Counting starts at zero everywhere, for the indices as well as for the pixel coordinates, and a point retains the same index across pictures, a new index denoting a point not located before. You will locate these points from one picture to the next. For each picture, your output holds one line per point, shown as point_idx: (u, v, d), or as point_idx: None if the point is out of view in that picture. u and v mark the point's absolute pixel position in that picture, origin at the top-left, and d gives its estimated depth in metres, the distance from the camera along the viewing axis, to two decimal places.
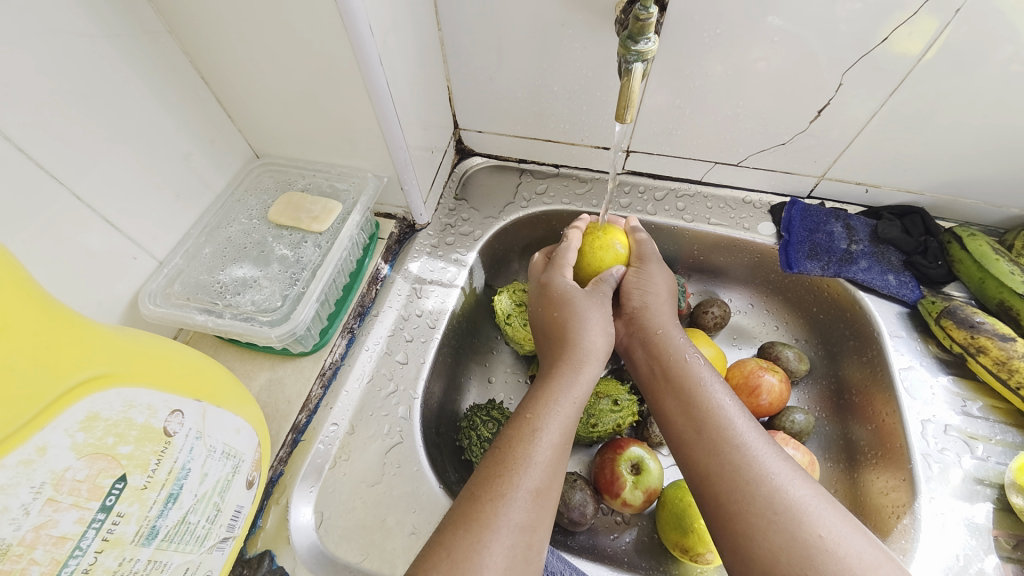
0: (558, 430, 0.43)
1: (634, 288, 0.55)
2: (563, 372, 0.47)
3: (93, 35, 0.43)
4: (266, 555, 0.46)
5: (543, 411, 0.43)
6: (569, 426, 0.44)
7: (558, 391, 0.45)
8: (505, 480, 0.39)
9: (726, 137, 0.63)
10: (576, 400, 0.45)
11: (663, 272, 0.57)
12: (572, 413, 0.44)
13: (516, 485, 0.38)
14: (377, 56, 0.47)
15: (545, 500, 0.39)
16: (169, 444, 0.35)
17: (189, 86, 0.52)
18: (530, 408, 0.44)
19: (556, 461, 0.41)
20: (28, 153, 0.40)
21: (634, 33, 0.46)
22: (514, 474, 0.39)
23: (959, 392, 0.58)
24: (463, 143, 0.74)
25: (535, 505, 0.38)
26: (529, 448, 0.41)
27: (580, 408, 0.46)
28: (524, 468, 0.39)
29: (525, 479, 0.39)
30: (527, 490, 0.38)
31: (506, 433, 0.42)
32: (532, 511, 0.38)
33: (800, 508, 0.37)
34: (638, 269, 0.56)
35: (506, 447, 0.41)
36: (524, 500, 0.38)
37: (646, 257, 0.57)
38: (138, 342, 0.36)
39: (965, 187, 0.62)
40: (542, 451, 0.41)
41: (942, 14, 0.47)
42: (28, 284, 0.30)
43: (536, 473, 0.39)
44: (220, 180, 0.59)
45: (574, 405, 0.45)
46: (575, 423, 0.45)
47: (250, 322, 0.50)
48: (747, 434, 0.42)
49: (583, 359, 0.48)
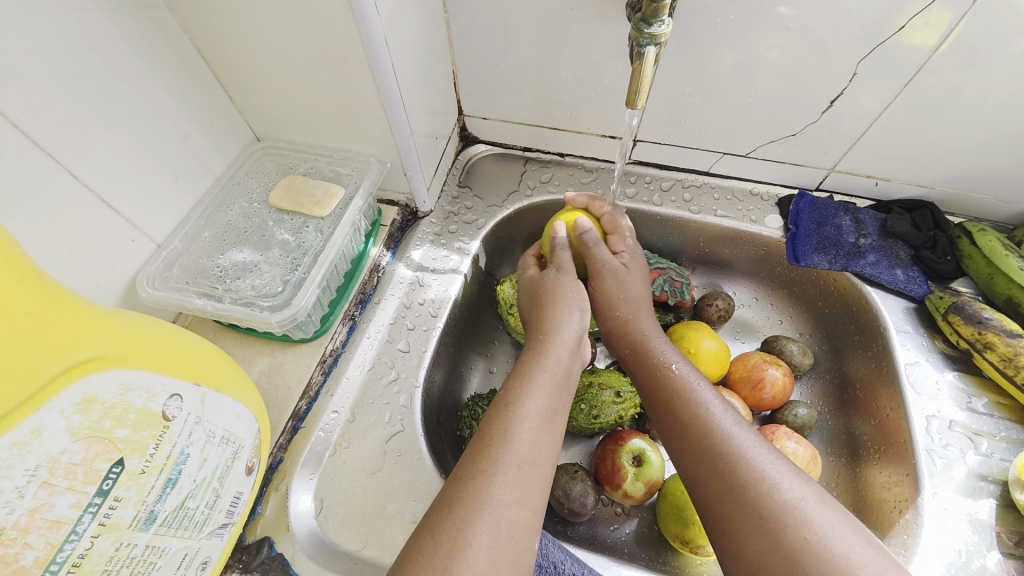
0: (537, 404, 0.42)
1: (598, 310, 0.56)
2: (535, 349, 0.47)
3: (89, 10, 0.41)
4: (265, 541, 0.46)
5: (522, 387, 0.43)
6: (549, 399, 0.43)
7: (533, 366, 0.45)
8: (487, 457, 0.38)
9: (736, 127, 0.62)
10: (552, 372, 0.45)
11: (622, 284, 0.54)
12: (550, 386, 0.44)
13: (497, 460, 0.38)
14: (382, 36, 0.46)
15: (530, 473, 0.38)
16: (168, 429, 0.35)
17: (188, 65, 0.51)
18: (509, 385, 0.44)
19: (539, 435, 0.40)
20: (25, 131, 0.39)
21: (647, 15, 0.44)
22: (495, 451, 0.38)
23: (964, 388, 0.58)
24: (467, 130, 0.73)
25: (519, 479, 0.37)
26: (509, 423, 0.40)
27: (557, 378, 0.45)
28: (504, 443, 0.39)
29: (507, 455, 0.38)
30: (510, 465, 0.38)
31: (487, 412, 0.42)
32: (515, 486, 0.37)
33: (787, 509, 0.36)
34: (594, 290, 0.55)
35: (486, 427, 0.40)
36: (507, 475, 0.37)
37: (598, 274, 0.54)
38: (136, 324, 0.36)
39: (976, 182, 0.62)
40: (523, 425, 0.40)
41: (957, 6, 0.46)
42: (22, 262, 0.29)
43: (516, 447, 0.39)
44: (219, 163, 0.58)
45: (549, 376, 0.44)
46: (557, 395, 0.44)
47: (250, 307, 0.49)
48: (735, 433, 0.41)
49: (553, 331, 0.48)
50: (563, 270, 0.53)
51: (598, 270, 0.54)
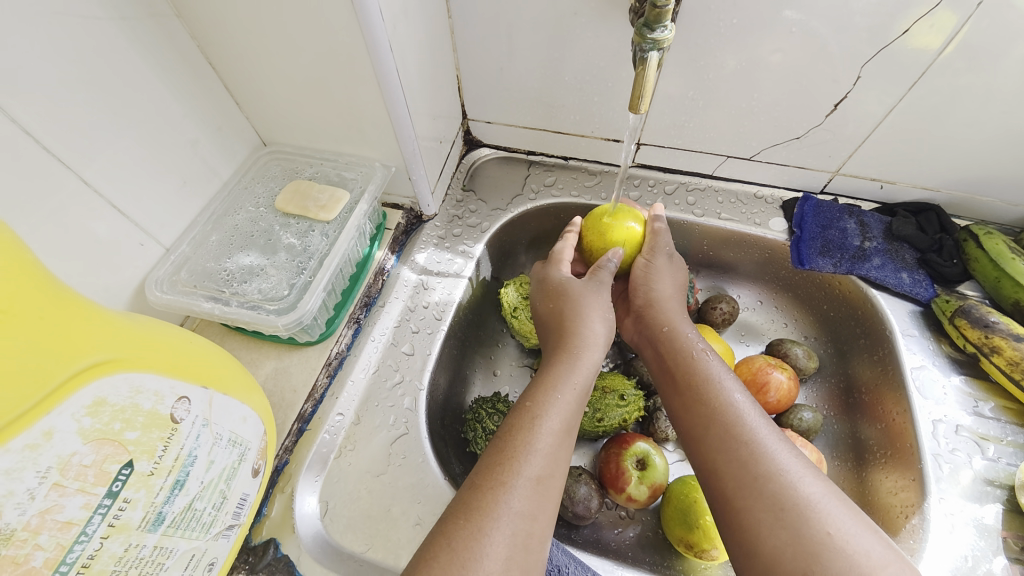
0: (560, 419, 0.42)
1: (641, 281, 0.56)
2: (568, 361, 0.46)
3: (99, 18, 0.42)
4: (271, 543, 0.46)
5: (546, 400, 0.43)
6: (571, 415, 0.43)
7: (560, 379, 0.45)
8: (507, 468, 0.38)
9: (739, 131, 0.62)
10: (579, 388, 0.45)
11: (673, 269, 0.57)
12: (574, 402, 0.44)
13: (517, 473, 0.38)
14: (387, 42, 0.46)
15: (547, 488, 0.39)
16: (176, 431, 0.35)
17: (196, 71, 0.52)
18: (531, 396, 0.44)
19: (558, 450, 0.41)
20: (36, 137, 0.40)
21: (650, 20, 0.45)
22: (515, 462, 0.39)
23: (970, 392, 0.57)
24: (471, 134, 0.74)
25: (537, 493, 0.38)
26: (530, 436, 0.40)
27: (582, 396, 0.45)
28: (525, 456, 0.39)
29: (527, 468, 0.38)
30: (529, 477, 0.38)
31: (507, 423, 0.42)
32: (532, 500, 0.37)
33: (808, 505, 0.36)
34: (647, 261, 0.57)
35: (508, 437, 0.41)
36: (525, 488, 0.37)
37: (656, 250, 0.57)
38: (145, 327, 0.36)
39: (982, 185, 0.61)
40: (544, 440, 0.40)
41: (962, 8, 0.46)
42: (32, 267, 0.30)
43: (537, 460, 0.39)
44: (226, 167, 0.58)
45: (576, 393, 0.45)
46: (578, 412, 0.44)
47: (257, 310, 0.50)
48: (758, 428, 0.41)
49: (585, 347, 0.48)
50: (603, 287, 0.53)
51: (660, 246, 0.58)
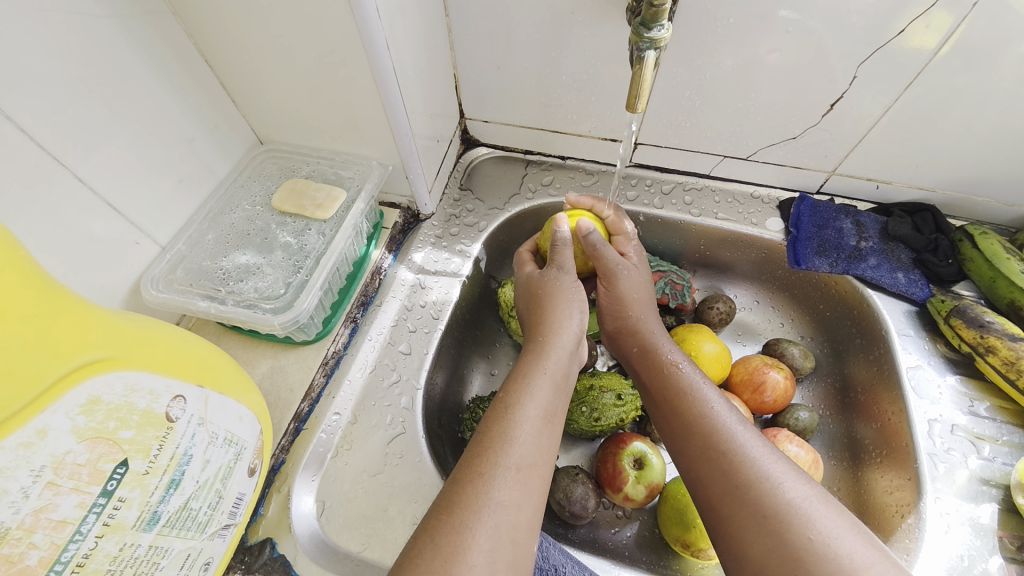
0: (536, 406, 0.42)
1: (609, 310, 0.55)
2: (541, 352, 0.47)
3: (95, 15, 0.42)
4: (267, 543, 0.46)
5: (520, 389, 0.43)
6: (547, 400, 0.43)
7: (532, 367, 0.45)
8: (486, 460, 0.38)
9: (736, 130, 0.63)
10: (552, 375, 0.45)
11: (634, 283, 0.54)
12: (549, 387, 0.44)
13: (496, 463, 0.38)
14: (384, 40, 0.46)
15: (530, 475, 0.38)
16: (171, 430, 0.35)
17: (191, 68, 0.51)
18: (507, 387, 0.44)
19: (538, 438, 0.41)
20: (31, 135, 0.39)
21: (647, 19, 0.45)
22: (494, 453, 0.38)
23: (966, 392, 0.58)
24: (469, 133, 0.74)
25: (519, 481, 0.38)
26: (507, 426, 0.40)
27: (556, 380, 0.45)
28: (503, 445, 0.39)
29: (507, 457, 0.38)
30: (510, 467, 0.38)
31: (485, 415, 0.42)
32: (515, 489, 0.37)
33: (790, 508, 0.36)
34: (607, 290, 0.54)
35: (487, 429, 0.40)
36: (506, 477, 0.37)
37: (613, 275, 0.54)
38: (141, 327, 0.36)
39: (977, 185, 0.62)
40: (522, 428, 0.40)
41: (957, 8, 0.46)
42: (27, 264, 0.30)
43: (516, 450, 0.39)
44: (223, 165, 0.58)
45: (547, 377, 0.45)
46: (555, 397, 0.44)
47: (253, 309, 0.50)
48: (738, 434, 0.41)
49: (553, 333, 0.48)
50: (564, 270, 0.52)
51: (614, 271, 0.53)
